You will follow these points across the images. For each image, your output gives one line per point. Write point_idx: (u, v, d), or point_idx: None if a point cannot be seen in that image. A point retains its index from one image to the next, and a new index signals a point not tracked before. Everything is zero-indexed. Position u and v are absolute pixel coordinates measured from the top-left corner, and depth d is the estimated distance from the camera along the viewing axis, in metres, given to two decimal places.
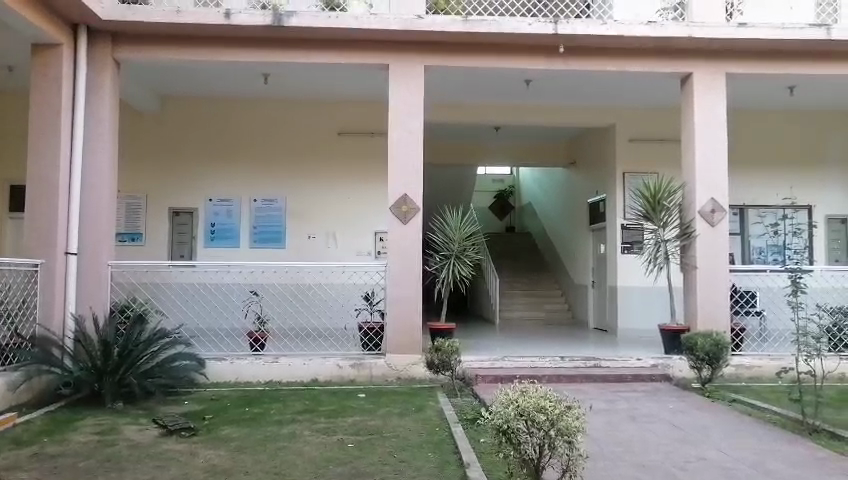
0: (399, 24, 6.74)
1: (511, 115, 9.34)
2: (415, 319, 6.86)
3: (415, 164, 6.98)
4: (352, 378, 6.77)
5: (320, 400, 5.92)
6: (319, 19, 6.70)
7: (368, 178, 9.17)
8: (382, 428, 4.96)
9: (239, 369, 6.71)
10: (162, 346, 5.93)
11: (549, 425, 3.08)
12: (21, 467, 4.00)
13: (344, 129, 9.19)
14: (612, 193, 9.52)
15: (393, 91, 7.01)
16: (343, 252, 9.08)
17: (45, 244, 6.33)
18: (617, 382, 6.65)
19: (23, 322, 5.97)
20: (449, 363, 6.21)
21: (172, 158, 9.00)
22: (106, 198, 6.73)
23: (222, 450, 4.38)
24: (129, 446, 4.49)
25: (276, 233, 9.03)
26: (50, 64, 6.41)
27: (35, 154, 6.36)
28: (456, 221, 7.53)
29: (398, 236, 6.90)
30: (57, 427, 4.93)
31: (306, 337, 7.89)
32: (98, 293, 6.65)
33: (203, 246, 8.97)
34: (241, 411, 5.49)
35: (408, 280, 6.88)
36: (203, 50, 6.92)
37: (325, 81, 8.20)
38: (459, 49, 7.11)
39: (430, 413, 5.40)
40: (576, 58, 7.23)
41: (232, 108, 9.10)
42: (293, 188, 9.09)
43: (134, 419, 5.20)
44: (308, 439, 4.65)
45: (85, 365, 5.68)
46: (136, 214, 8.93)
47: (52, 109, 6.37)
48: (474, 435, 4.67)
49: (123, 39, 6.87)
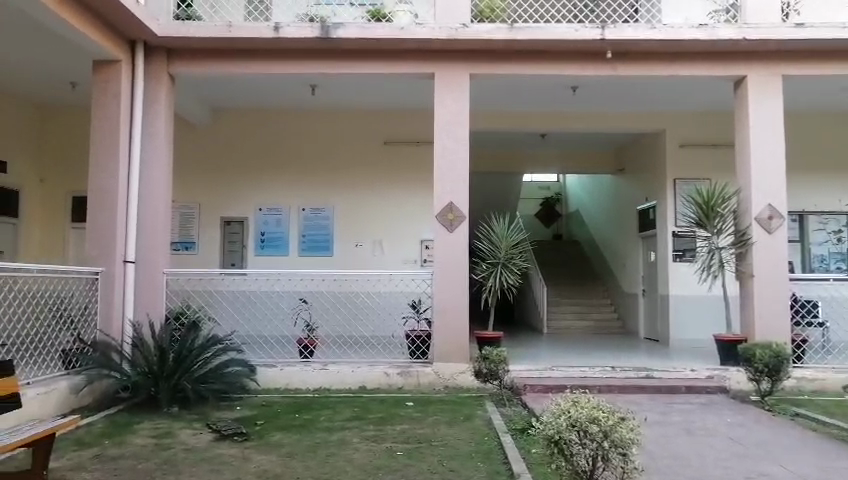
0: (445, 33, 6.77)
1: (557, 122, 9.26)
2: (462, 328, 6.85)
3: (461, 172, 6.98)
4: (400, 386, 6.79)
5: (368, 408, 5.95)
6: (365, 30, 6.79)
7: (415, 186, 9.22)
8: (431, 436, 4.96)
9: (289, 376, 6.82)
10: (215, 352, 6.07)
11: (602, 436, 3.04)
12: (84, 468, 4.15)
13: (390, 139, 9.27)
14: (662, 200, 9.34)
15: (438, 101, 7.04)
16: (389, 260, 9.13)
17: (105, 252, 6.57)
18: (671, 393, 6.48)
19: (84, 328, 6.19)
20: (497, 372, 6.15)
21: (223, 168, 9.23)
22: (162, 208, 6.94)
23: (273, 456, 4.45)
24: (184, 449, 4.61)
25: (323, 242, 9.16)
26: (110, 80, 6.67)
27: (94, 166, 6.60)
28: (502, 228, 7.49)
29: (446, 245, 6.90)
30: (117, 430, 5.10)
31: (354, 345, 7.95)
32: (154, 299, 6.85)
33: (253, 254, 9.15)
34: (291, 418, 5.57)
35: (455, 288, 6.88)
36: (253, 63, 7.11)
37: (371, 92, 8.30)
38: (505, 57, 7.10)
39: (478, 422, 5.36)
40: (625, 64, 7.12)
41: (281, 118, 9.29)
42: (341, 196, 9.21)
43: (188, 424, 5.34)
44: (357, 447, 4.69)
45: (143, 370, 5.88)
46: (188, 224, 9.18)
47: (111, 123, 6.62)
48: (524, 445, 4.63)
49: (178, 54, 7.10)
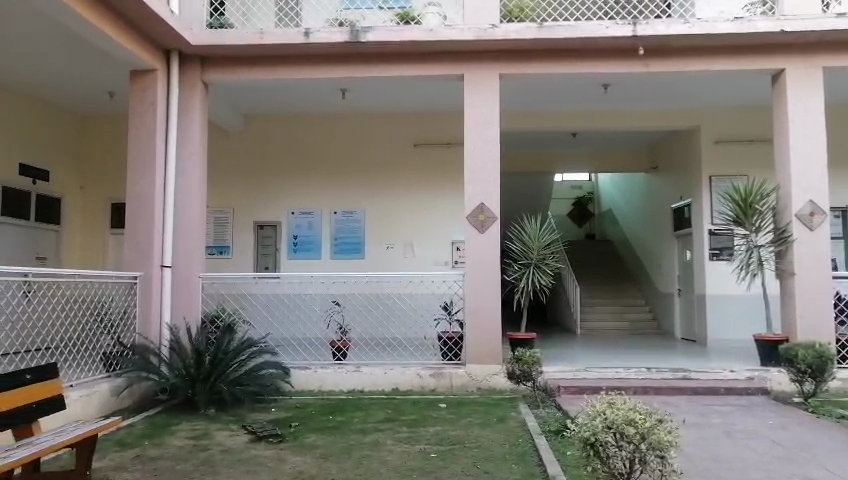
0: (474, 33, 6.75)
1: (589, 121, 9.18)
2: (495, 330, 6.81)
3: (492, 173, 6.95)
4: (433, 387, 6.79)
5: (401, 409, 5.96)
6: (394, 33, 6.82)
7: (445, 187, 9.22)
8: (464, 438, 4.95)
9: (322, 378, 6.87)
10: (250, 355, 6.18)
11: (639, 438, 2.99)
12: (125, 468, 4.25)
13: (420, 141, 9.29)
14: (698, 198, 9.16)
15: (468, 101, 7.03)
16: (420, 263, 9.14)
17: (143, 257, 6.72)
18: (709, 395, 6.35)
19: (125, 332, 6.34)
20: (530, 373, 6.10)
21: (256, 172, 9.37)
22: (197, 213, 7.06)
23: (308, 457, 4.49)
24: (221, 450, 4.68)
25: (355, 244, 9.22)
26: (146, 89, 6.83)
27: (132, 173, 6.76)
28: (534, 229, 7.43)
29: (477, 247, 6.88)
30: (156, 431, 5.20)
31: (386, 347, 7.99)
32: (190, 303, 6.98)
33: (286, 257, 9.26)
34: (325, 419, 5.61)
35: (487, 290, 6.85)
36: (284, 69, 7.20)
37: (401, 94, 8.33)
38: (534, 56, 7.05)
39: (512, 424, 5.33)
40: (657, 60, 7.01)
41: (312, 123, 9.39)
42: (372, 199, 9.26)
43: (225, 425, 5.42)
44: (391, 448, 4.70)
45: (180, 373, 6.00)
46: (223, 228, 9.34)
47: (148, 131, 6.77)
48: (559, 447, 4.57)
49: (211, 62, 7.23)
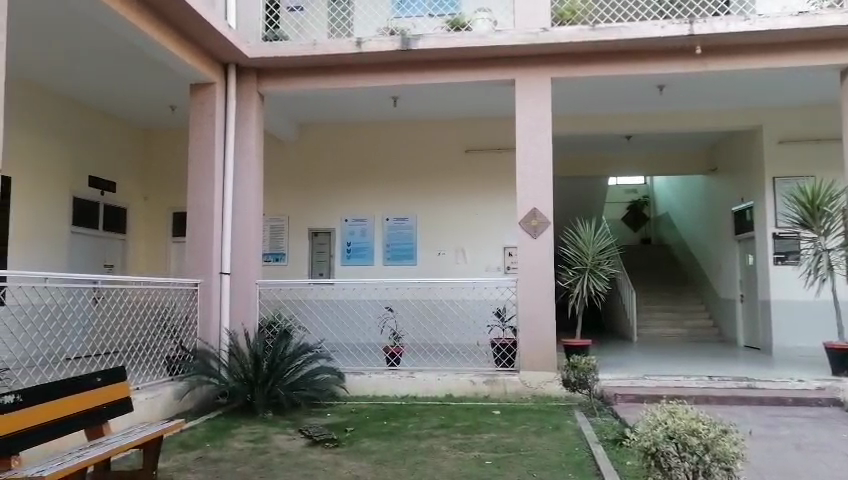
0: (524, 38, 6.72)
1: (643, 123, 8.98)
2: (549, 335, 6.73)
3: (545, 177, 6.88)
4: (486, 394, 6.76)
5: (455, 416, 5.96)
6: (445, 40, 6.85)
7: (497, 192, 9.18)
8: (520, 445, 4.90)
9: (376, 383, 6.93)
10: (305, 360, 6.32)
11: (704, 449, 2.92)
12: (189, 469, 4.39)
13: (471, 146, 9.29)
14: (761, 200, 8.84)
15: (519, 106, 6.99)
16: (472, 268, 9.13)
17: (204, 264, 6.92)
18: (776, 405, 6.10)
19: (187, 336, 6.55)
20: (586, 380, 6.05)
21: (310, 181, 9.54)
22: (253, 222, 7.24)
23: (364, 462, 4.54)
24: (280, 453, 4.78)
25: (407, 250, 9.28)
26: (205, 101, 7.06)
27: (193, 184, 6.98)
28: (588, 233, 7.33)
29: (530, 252, 6.82)
30: (217, 434, 5.35)
31: (439, 354, 7.99)
32: (248, 309, 7.15)
33: (340, 264, 9.40)
34: (380, 425, 5.65)
35: (540, 296, 6.78)
36: (337, 79, 7.33)
37: (452, 100, 8.35)
38: (588, 58, 6.96)
39: (568, 432, 5.25)
40: (715, 59, 6.82)
41: (363, 131, 9.51)
42: (424, 205, 9.31)
43: (282, 429, 5.53)
44: (446, 455, 4.70)
45: (240, 377, 6.16)
46: (279, 236, 9.54)
47: (207, 142, 6.98)
48: (617, 457, 4.47)
49: (266, 74, 7.42)
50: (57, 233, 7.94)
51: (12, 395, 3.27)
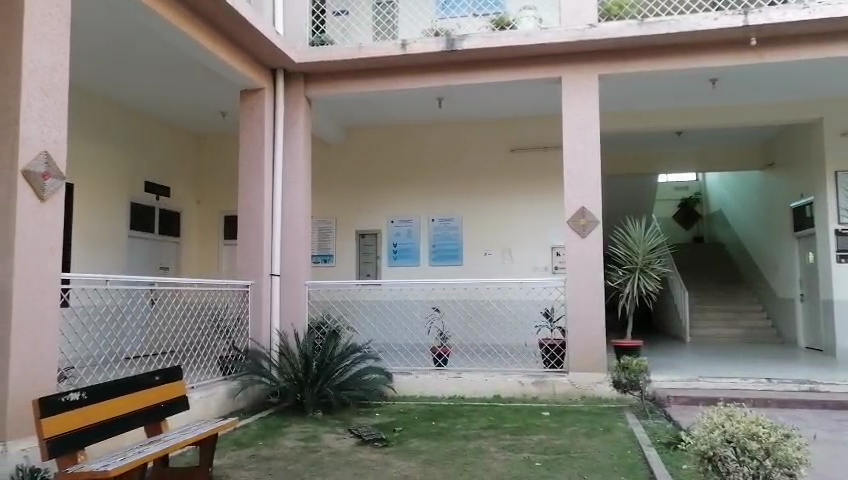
0: (571, 35, 6.63)
1: (695, 119, 8.75)
2: (599, 336, 6.62)
3: (593, 176, 6.78)
4: (535, 395, 6.70)
5: (504, 417, 5.93)
6: (490, 39, 6.82)
7: (543, 191, 9.10)
8: (569, 447, 4.84)
9: (423, 383, 6.95)
10: (354, 361, 6.43)
11: (764, 454, 2.82)
12: (242, 467, 4.49)
13: (516, 146, 9.23)
14: (822, 196, 8.50)
15: (566, 104, 6.90)
16: (519, 268, 9.06)
17: (255, 266, 7.07)
18: (841, 409, 5.85)
19: (239, 337, 6.70)
20: (637, 382, 5.90)
21: (357, 184, 9.64)
22: (302, 224, 7.37)
23: (413, 462, 4.55)
24: (330, 452, 4.84)
25: (453, 251, 9.28)
26: (254, 106, 7.21)
27: (243, 187, 7.13)
28: (638, 232, 7.19)
29: (579, 251, 6.72)
30: (268, 432, 5.46)
31: (487, 354, 7.97)
32: (298, 310, 7.27)
33: (387, 265, 9.46)
34: (428, 425, 5.66)
35: (589, 296, 6.68)
36: (382, 81, 7.39)
37: (498, 100, 8.31)
38: (636, 53, 6.83)
39: (619, 434, 5.15)
40: (771, 50, 6.60)
41: (408, 132, 9.55)
42: (469, 205, 9.29)
43: (332, 428, 5.60)
44: (495, 456, 4.68)
45: (290, 377, 6.28)
46: (327, 238, 9.67)
47: (257, 146, 7.12)
48: (671, 460, 4.36)
49: (313, 78, 7.54)
50: (115, 237, 8.23)
51: (77, 393, 3.42)
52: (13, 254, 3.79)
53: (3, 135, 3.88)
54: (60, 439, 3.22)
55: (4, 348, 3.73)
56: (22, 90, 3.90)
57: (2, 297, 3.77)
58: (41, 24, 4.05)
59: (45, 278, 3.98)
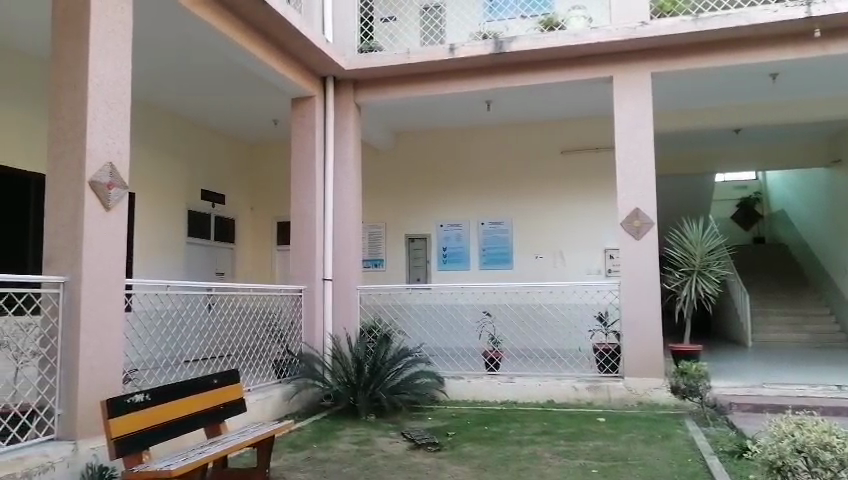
0: (622, 33, 6.51)
1: (754, 115, 8.47)
2: (655, 340, 6.46)
3: (647, 176, 6.62)
4: (589, 401, 6.58)
5: (558, 422, 5.84)
6: (539, 40, 6.75)
7: (594, 193, 8.97)
8: (626, 454, 4.73)
9: (476, 388, 6.92)
10: (405, 364, 6.44)
11: (838, 466, 2.70)
12: (298, 469, 4.56)
13: (566, 147, 9.12)
14: None
15: (618, 104, 6.77)
16: (572, 271, 8.95)
17: (307, 271, 7.18)
18: None
19: (293, 340, 6.82)
20: (697, 388, 5.75)
21: (407, 188, 9.68)
22: (353, 229, 7.45)
23: (467, 467, 4.54)
24: (383, 456, 4.86)
25: (503, 254, 9.23)
26: (305, 114, 7.33)
27: (295, 193, 7.25)
28: (695, 233, 6.99)
29: (633, 254, 6.58)
30: (322, 435, 5.53)
31: (539, 359, 7.88)
32: (350, 314, 7.34)
33: (436, 269, 9.47)
34: (481, 430, 5.63)
35: (644, 300, 6.53)
36: (430, 86, 7.42)
37: (547, 102, 8.24)
38: (691, 50, 6.66)
39: (678, 442, 5.01)
40: (835, 42, 6.33)
41: (457, 136, 9.54)
42: (519, 209, 9.22)
43: (385, 432, 5.63)
44: (550, 462, 4.61)
45: (343, 381, 6.36)
46: (377, 243, 9.74)
47: (308, 153, 7.23)
48: (736, 469, 4.21)
49: (362, 84, 7.62)
50: (174, 244, 8.51)
51: (141, 394, 3.54)
52: (81, 261, 3.95)
53: (71, 147, 4.06)
54: (127, 439, 3.34)
55: (73, 351, 3.90)
56: (89, 104, 4.08)
57: (72, 303, 3.94)
58: (106, 40, 4.23)
59: (110, 284, 4.14)
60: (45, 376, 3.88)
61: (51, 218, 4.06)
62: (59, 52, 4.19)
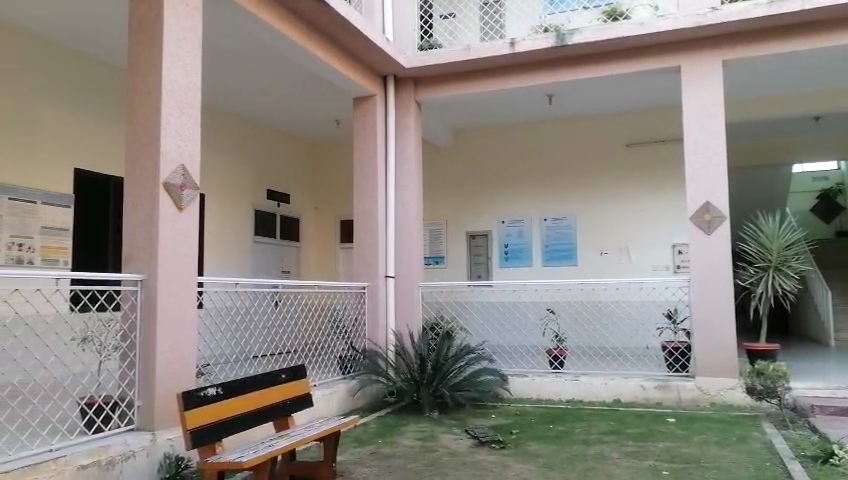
0: (691, 21, 6.27)
1: (834, 102, 8.03)
2: (729, 339, 6.20)
3: (719, 168, 6.36)
4: (658, 400, 6.39)
5: (626, 421, 5.69)
6: (602, 32, 6.60)
7: (662, 187, 8.71)
8: (699, 456, 4.57)
9: (539, 386, 6.83)
10: (468, 362, 6.43)
11: None
12: (364, 463, 4.62)
13: (632, 140, 8.88)
14: None
15: (687, 94, 6.54)
16: (638, 267, 8.74)
17: (370, 268, 7.26)
18: None
19: (356, 337, 6.92)
20: (776, 388, 5.52)
21: (468, 185, 9.65)
22: (414, 226, 7.48)
23: (532, 465, 4.49)
24: (448, 452, 4.87)
25: (567, 251, 9.09)
26: (366, 113, 7.40)
27: (358, 191, 7.34)
28: (772, 227, 6.67)
29: (703, 249, 6.34)
30: (387, 431, 5.58)
31: (606, 357, 7.72)
32: (412, 311, 7.38)
33: (498, 267, 9.41)
34: (546, 428, 5.55)
35: (716, 297, 6.28)
36: (491, 82, 7.37)
37: (611, 94, 8.05)
38: (766, 35, 6.35)
39: (755, 445, 4.80)
40: None
41: (518, 132, 9.43)
42: (584, 204, 9.05)
43: (449, 429, 5.63)
44: (618, 462, 4.50)
45: (406, 377, 6.41)
46: (438, 240, 9.76)
47: (369, 151, 7.31)
48: (819, 475, 3.99)
49: (422, 82, 7.64)
50: (242, 243, 8.77)
51: (214, 388, 3.66)
52: (157, 260, 4.13)
53: (147, 151, 4.25)
54: (200, 430, 3.47)
55: (151, 346, 4.07)
56: (162, 109, 4.25)
57: (149, 300, 4.11)
58: (178, 46, 4.40)
59: (184, 281, 4.31)
60: (126, 369, 4.07)
61: (128, 218, 4.24)
62: (135, 59, 4.38)
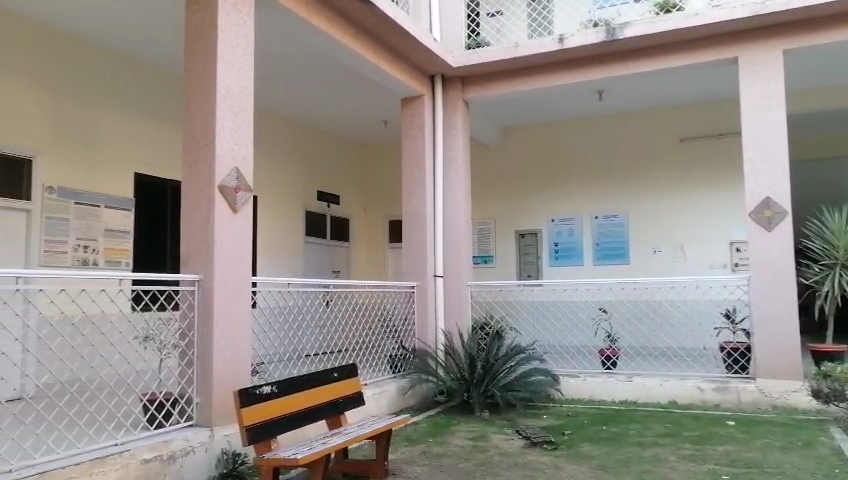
0: (748, 10, 6.05)
1: None
2: (792, 339, 5.96)
3: (780, 162, 6.12)
4: (717, 403, 6.19)
5: (682, 424, 5.54)
6: (654, 24, 6.43)
7: (718, 182, 8.45)
8: (762, 461, 4.40)
9: (592, 387, 6.71)
10: (518, 362, 6.37)
11: None
12: (415, 462, 4.63)
13: (686, 135, 8.64)
14: None
15: (744, 86, 6.31)
16: (694, 265, 8.51)
17: (419, 268, 7.28)
18: None
19: (406, 336, 6.95)
20: (842, 390, 5.28)
21: (516, 183, 9.56)
22: (462, 225, 7.47)
23: (585, 466, 4.41)
24: (499, 452, 4.84)
25: (619, 249, 8.92)
26: (414, 113, 7.42)
27: (406, 190, 7.37)
28: (838, 223, 6.39)
29: (764, 247, 6.11)
30: (438, 430, 5.58)
31: (661, 357, 7.53)
32: (461, 309, 7.37)
33: (548, 265, 9.30)
34: (599, 430, 5.45)
35: (778, 296, 6.05)
36: (539, 79, 7.28)
37: (664, 88, 7.84)
38: (829, 22, 6.08)
39: (822, 450, 4.59)
40: None
41: (568, 128, 9.29)
42: (636, 201, 8.85)
43: (500, 429, 5.59)
44: (675, 465, 4.38)
45: (456, 376, 6.40)
46: (486, 239, 9.71)
47: (417, 151, 7.33)
48: None
49: (470, 80, 7.62)
50: (293, 243, 8.93)
51: (269, 386, 3.74)
52: (213, 260, 4.24)
53: (203, 155, 4.37)
54: (256, 428, 3.54)
55: (208, 344, 4.18)
56: (216, 114, 4.36)
57: (206, 300, 4.22)
58: (231, 52, 4.51)
59: (239, 281, 4.41)
60: (184, 367, 4.19)
61: (186, 220, 4.37)
62: (190, 66, 4.50)
